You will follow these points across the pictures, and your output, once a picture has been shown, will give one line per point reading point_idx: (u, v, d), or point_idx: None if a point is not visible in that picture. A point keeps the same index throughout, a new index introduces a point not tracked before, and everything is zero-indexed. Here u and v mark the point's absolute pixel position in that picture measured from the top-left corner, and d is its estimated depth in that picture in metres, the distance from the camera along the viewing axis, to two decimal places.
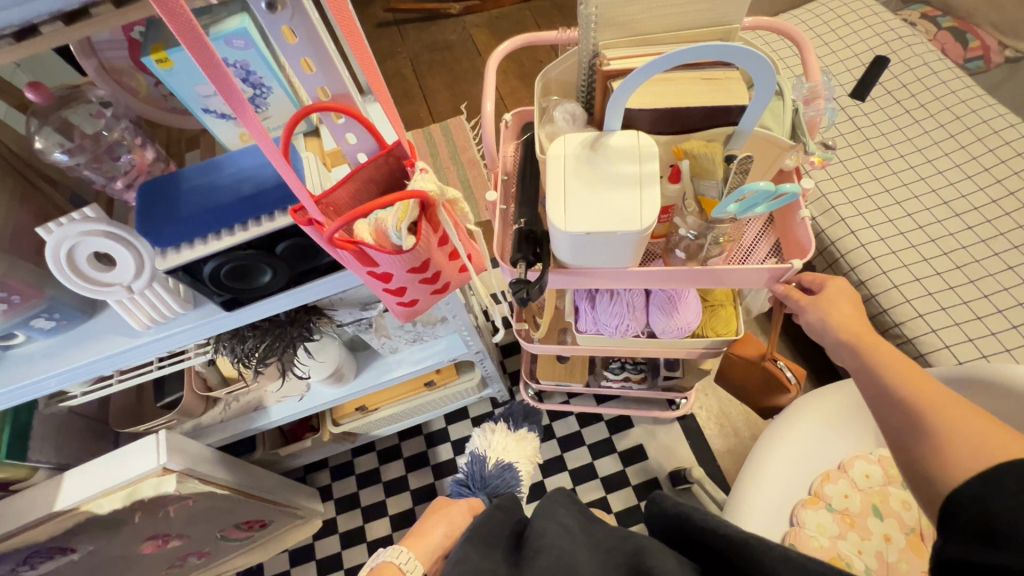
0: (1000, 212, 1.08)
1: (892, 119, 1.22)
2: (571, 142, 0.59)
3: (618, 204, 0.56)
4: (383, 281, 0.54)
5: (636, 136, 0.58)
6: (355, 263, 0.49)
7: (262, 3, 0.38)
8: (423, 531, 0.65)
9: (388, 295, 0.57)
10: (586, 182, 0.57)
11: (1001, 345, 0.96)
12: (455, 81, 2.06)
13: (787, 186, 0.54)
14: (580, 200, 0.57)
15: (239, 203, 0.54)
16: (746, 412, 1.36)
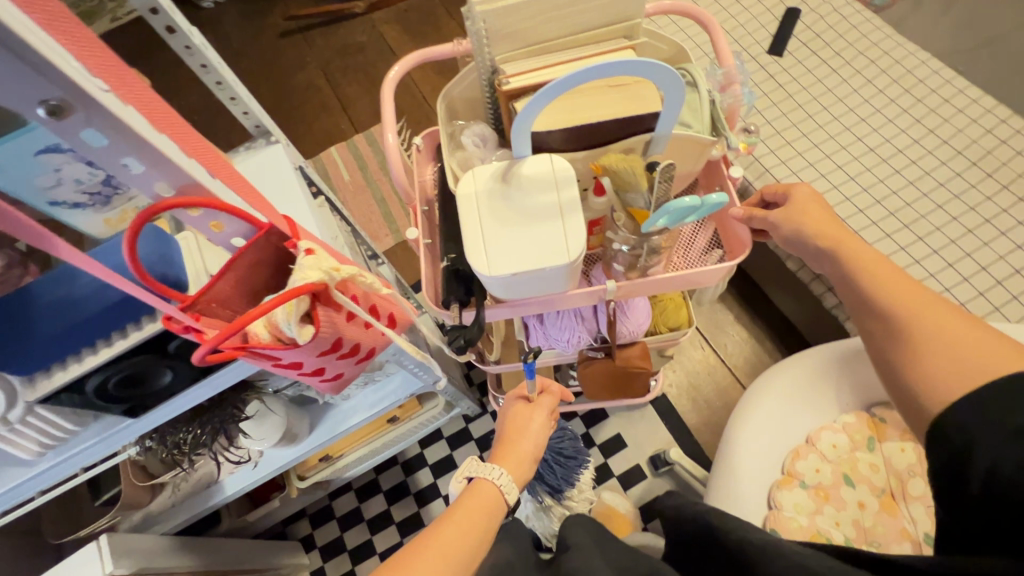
0: (923, 152, 1.10)
1: (812, 71, 1.21)
2: (481, 175, 0.54)
3: (541, 240, 0.51)
4: (295, 369, 0.48)
5: (549, 160, 0.53)
6: (252, 363, 0.43)
7: (40, 109, 0.29)
8: (512, 446, 0.66)
9: (308, 377, 0.52)
10: (502, 220, 0.52)
11: (941, 286, 0.99)
12: (373, 85, 1.94)
13: (712, 197, 0.50)
14: (499, 241, 0.52)
15: (108, 312, 0.47)
16: (715, 382, 1.36)
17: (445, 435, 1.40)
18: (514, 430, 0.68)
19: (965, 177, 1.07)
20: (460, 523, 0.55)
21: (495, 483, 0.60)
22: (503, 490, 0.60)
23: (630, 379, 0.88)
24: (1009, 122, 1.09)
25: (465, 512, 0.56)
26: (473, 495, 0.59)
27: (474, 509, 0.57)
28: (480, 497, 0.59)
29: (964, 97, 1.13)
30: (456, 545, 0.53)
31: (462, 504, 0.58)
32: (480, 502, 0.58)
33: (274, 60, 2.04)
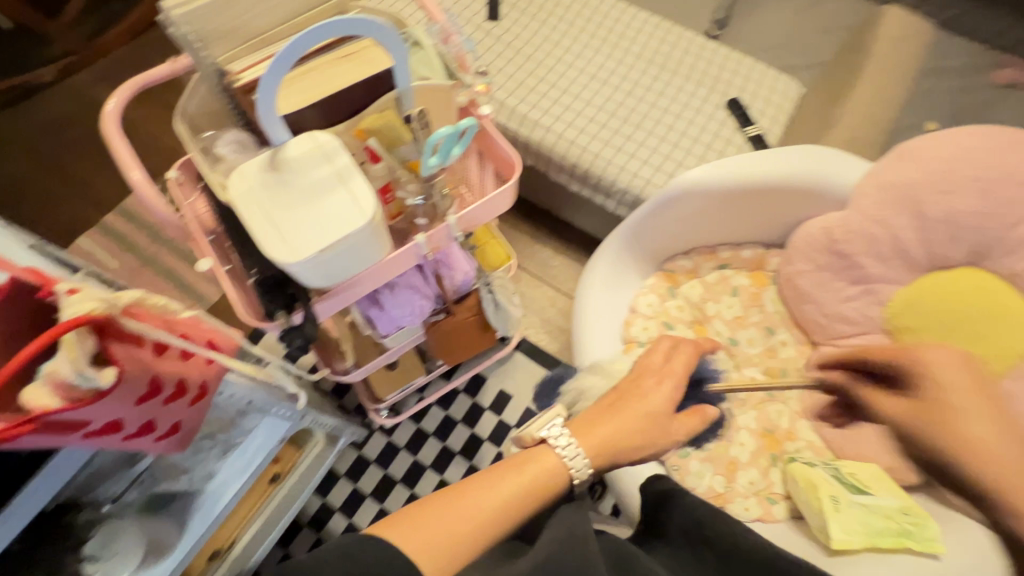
0: (628, 67, 1.35)
1: (527, 25, 1.38)
2: (249, 172, 0.54)
3: (334, 211, 0.53)
4: (115, 431, 0.43)
5: (312, 137, 0.55)
6: (50, 438, 0.37)
7: None
8: (604, 422, 0.62)
9: (137, 440, 0.46)
10: (289, 206, 0.53)
11: (676, 163, 1.25)
12: (104, 155, 1.68)
13: (463, 122, 0.58)
14: (295, 227, 0.52)
15: None
16: (560, 309, 1.50)
17: (342, 472, 1.34)
18: (632, 402, 0.64)
19: (661, 79, 1.34)
20: (504, 495, 0.53)
21: (563, 459, 0.57)
22: (572, 471, 0.57)
23: (479, 327, 0.95)
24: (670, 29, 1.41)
25: (523, 487, 0.55)
26: (542, 462, 0.56)
27: (534, 478, 0.56)
28: (553, 460, 0.57)
29: (636, 17, 1.42)
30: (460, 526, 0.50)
31: (530, 468, 0.56)
32: (535, 469, 0.56)
33: None
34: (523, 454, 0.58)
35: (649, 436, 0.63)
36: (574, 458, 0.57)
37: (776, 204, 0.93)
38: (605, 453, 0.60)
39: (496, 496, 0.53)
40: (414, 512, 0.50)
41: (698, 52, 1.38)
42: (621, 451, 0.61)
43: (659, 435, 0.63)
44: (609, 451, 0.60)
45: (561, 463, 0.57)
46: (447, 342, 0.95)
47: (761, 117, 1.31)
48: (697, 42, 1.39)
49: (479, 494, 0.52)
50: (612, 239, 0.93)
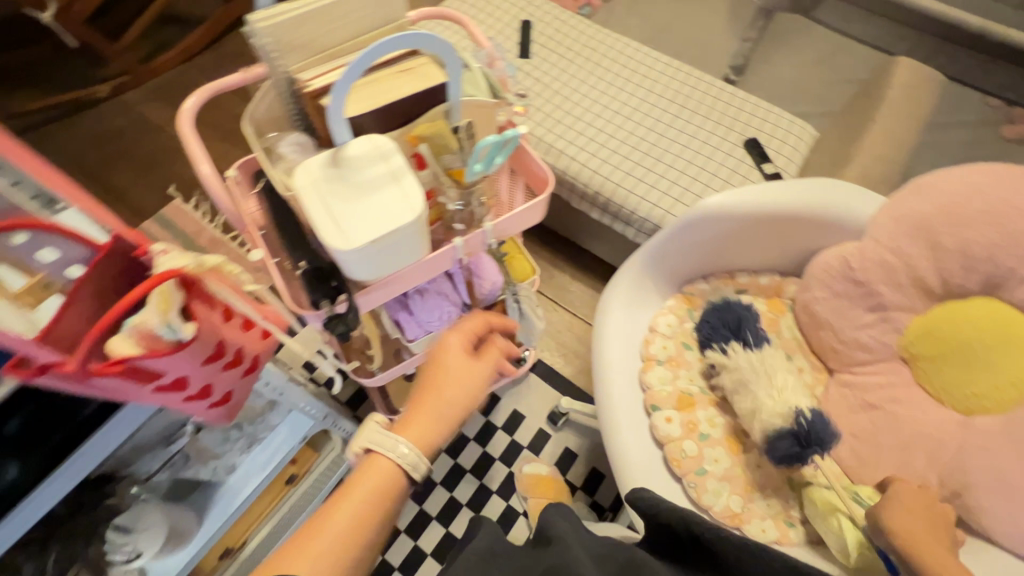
0: (651, 105, 1.43)
1: (556, 63, 1.49)
2: (313, 167, 0.59)
3: (387, 205, 0.58)
4: (180, 389, 0.46)
5: (370, 139, 0.60)
6: (129, 383, 0.41)
7: None
8: (414, 409, 0.65)
9: (192, 403, 0.50)
10: (346, 199, 0.57)
11: (694, 194, 1.30)
12: (147, 167, 1.79)
13: (508, 132, 0.63)
14: (350, 217, 0.57)
15: None
16: (574, 333, 1.53)
17: None
18: (436, 373, 0.67)
19: (681, 117, 1.41)
20: (341, 514, 0.58)
21: (393, 459, 0.61)
22: (404, 464, 0.61)
23: None
24: (690, 72, 1.49)
25: (354, 505, 0.59)
26: (372, 470, 0.61)
27: (365, 491, 0.60)
28: (378, 467, 0.61)
29: (658, 61, 1.51)
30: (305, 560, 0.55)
31: (361, 480, 0.60)
32: (370, 478, 0.60)
33: None
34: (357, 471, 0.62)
35: (464, 393, 0.67)
36: (402, 454, 0.61)
37: (791, 233, 0.97)
38: (433, 428, 0.64)
39: (345, 516, 0.58)
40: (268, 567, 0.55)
41: (716, 94, 1.46)
42: (444, 423, 0.65)
43: (472, 384, 0.67)
44: (437, 427, 0.65)
45: (391, 460, 0.61)
46: None
47: (777, 155, 1.36)
48: (715, 85, 1.48)
49: (336, 520, 0.58)
50: (632, 259, 0.97)
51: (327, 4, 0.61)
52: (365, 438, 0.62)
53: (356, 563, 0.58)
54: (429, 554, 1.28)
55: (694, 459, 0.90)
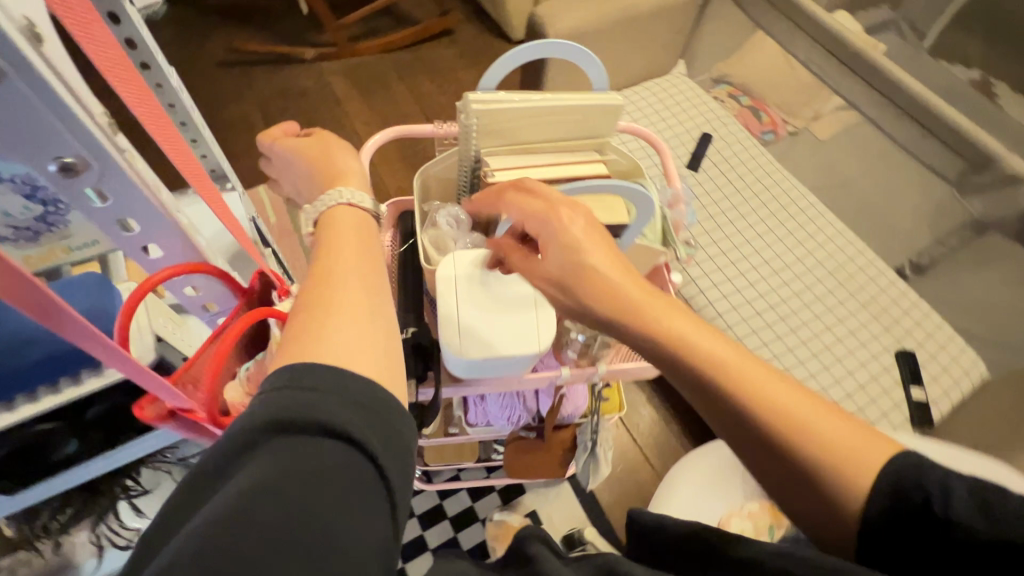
0: (805, 267, 1.38)
1: (721, 189, 1.51)
2: (460, 260, 0.56)
3: (516, 326, 0.55)
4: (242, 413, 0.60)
5: (529, 251, 0.58)
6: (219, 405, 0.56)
7: (58, 166, 0.40)
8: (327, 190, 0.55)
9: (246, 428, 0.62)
10: (479, 305, 0.55)
11: (815, 381, 1.23)
12: (314, 131, 1.95)
13: None
14: (475, 326, 0.54)
15: (41, 364, 0.48)
16: (625, 459, 1.41)
17: None
18: (319, 161, 0.57)
19: (827, 286, 1.35)
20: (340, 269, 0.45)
21: (349, 204, 0.51)
22: (369, 204, 0.52)
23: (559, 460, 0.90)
24: (857, 246, 1.42)
25: (349, 258, 0.46)
26: (339, 220, 0.50)
27: (350, 235, 0.49)
28: (339, 230, 0.49)
29: (826, 224, 1.46)
30: (338, 338, 0.41)
31: (336, 240, 0.48)
32: (342, 221, 0.50)
33: (209, 91, 2.01)
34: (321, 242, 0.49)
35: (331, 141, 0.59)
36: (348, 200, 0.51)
37: None
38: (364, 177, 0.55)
39: (348, 276, 0.45)
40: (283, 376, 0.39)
41: (882, 284, 1.37)
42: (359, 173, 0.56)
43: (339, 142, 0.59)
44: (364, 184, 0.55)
45: (356, 207, 0.51)
46: (527, 456, 0.88)
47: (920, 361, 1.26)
48: (880, 267, 1.38)
49: (333, 294, 0.44)
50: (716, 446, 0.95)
51: (547, 105, 0.59)
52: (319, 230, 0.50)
53: (387, 335, 0.45)
54: None
55: None
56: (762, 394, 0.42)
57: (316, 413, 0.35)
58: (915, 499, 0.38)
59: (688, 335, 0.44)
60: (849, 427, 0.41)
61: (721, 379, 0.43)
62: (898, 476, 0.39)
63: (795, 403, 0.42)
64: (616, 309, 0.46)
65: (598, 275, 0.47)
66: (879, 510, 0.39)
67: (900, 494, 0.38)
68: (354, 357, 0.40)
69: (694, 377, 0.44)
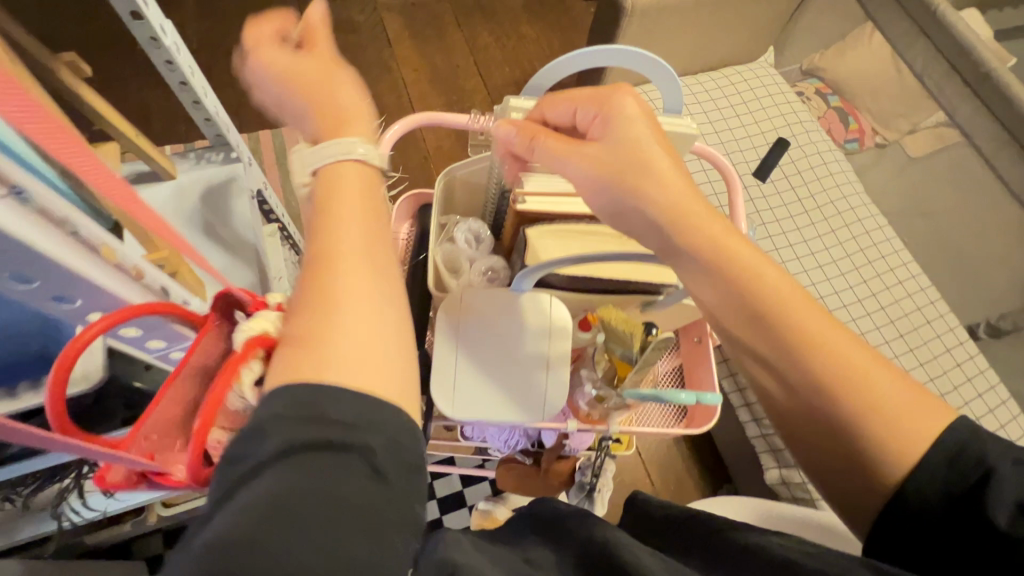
0: (862, 312, 1.26)
1: (786, 205, 1.37)
2: (484, 301, 0.64)
3: (517, 372, 0.62)
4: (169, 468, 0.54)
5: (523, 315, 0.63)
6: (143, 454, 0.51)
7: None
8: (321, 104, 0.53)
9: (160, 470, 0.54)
10: (494, 344, 0.63)
11: None
12: (358, 72, 1.85)
13: (705, 395, 0.54)
14: (486, 364, 0.62)
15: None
16: (625, 471, 1.36)
17: None
18: (315, 95, 0.51)
19: (882, 331, 1.25)
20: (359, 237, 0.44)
21: (354, 159, 0.48)
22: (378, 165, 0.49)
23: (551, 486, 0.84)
24: (926, 291, 1.29)
25: (348, 238, 0.44)
26: (352, 184, 0.47)
27: (366, 202, 0.47)
28: (326, 137, 0.51)
29: (899, 265, 1.32)
30: (366, 289, 0.42)
31: (332, 207, 0.45)
32: (350, 188, 0.47)
33: (254, 12, 1.91)
34: (334, 194, 0.46)
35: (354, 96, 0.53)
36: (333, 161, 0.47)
37: None
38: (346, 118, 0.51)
39: (349, 242, 0.43)
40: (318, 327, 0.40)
41: (949, 343, 1.24)
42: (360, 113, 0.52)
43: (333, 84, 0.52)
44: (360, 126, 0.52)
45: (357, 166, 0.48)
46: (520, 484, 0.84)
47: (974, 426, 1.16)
48: (948, 320, 1.27)
49: (333, 274, 0.42)
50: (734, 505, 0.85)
51: None
52: (278, 114, 0.55)
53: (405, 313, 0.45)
54: None
55: None
56: (830, 351, 0.48)
57: (333, 484, 0.34)
58: (970, 477, 0.44)
59: (751, 262, 0.50)
60: (914, 397, 0.47)
61: (799, 336, 0.49)
62: (958, 453, 0.45)
63: (866, 362, 0.48)
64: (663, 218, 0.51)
65: (671, 182, 0.50)
66: (936, 495, 0.44)
67: (958, 469, 0.44)
68: (385, 310, 0.42)
69: (760, 303, 0.50)
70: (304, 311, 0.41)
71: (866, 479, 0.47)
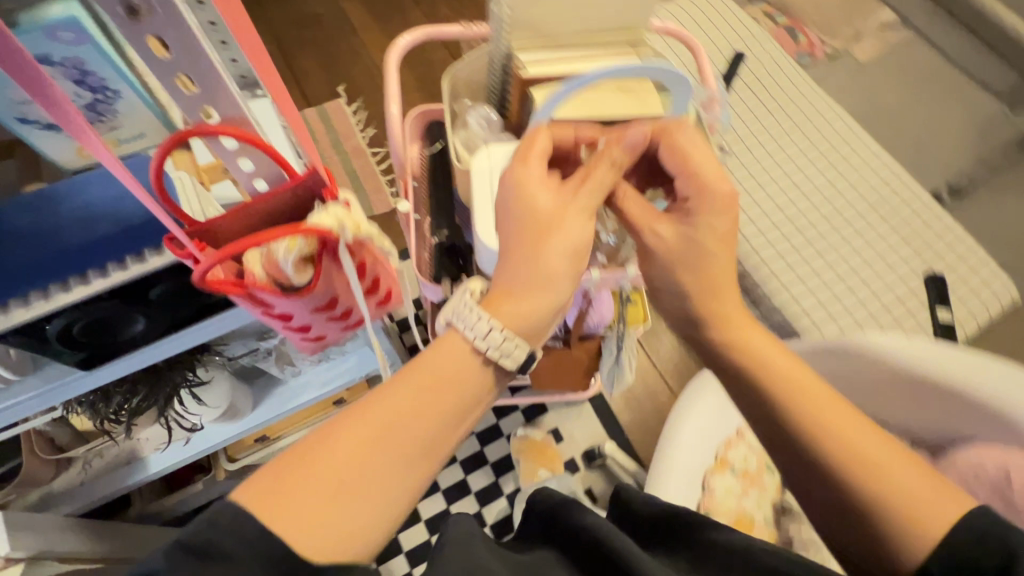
0: (837, 197, 1.34)
1: (753, 114, 1.45)
2: (497, 153, 0.57)
3: None
4: (284, 321, 0.56)
5: (569, 153, 0.57)
6: (248, 304, 0.51)
7: (123, 10, 0.39)
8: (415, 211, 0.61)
9: (293, 333, 0.61)
10: None
11: (845, 306, 1.21)
12: (330, 63, 1.91)
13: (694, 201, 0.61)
14: None
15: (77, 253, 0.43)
16: (645, 382, 1.45)
17: None
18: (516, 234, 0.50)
19: (858, 210, 1.32)
20: (428, 421, 0.44)
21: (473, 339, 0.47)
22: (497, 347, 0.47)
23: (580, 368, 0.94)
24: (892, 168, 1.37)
25: (416, 423, 0.44)
26: (448, 359, 0.47)
27: (451, 397, 0.46)
28: (520, 275, 0.50)
29: (878, 164, 1.38)
30: (391, 474, 0.43)
31: (430, 381, 0.46)
32: (450, 368, 0.47)
33: None
34: (440, 368, 0.47)
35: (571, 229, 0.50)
36: (486, 336, 0.47)
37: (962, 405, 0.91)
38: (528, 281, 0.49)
39: (422, 430, 0.44)
40: (348, 466, 0.41)
41: (920, 211, 1.32)
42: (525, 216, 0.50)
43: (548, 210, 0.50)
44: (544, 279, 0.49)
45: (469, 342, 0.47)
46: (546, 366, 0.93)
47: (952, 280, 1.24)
48: (915, 190, 1.35)
49: (372, 450, 0.42)
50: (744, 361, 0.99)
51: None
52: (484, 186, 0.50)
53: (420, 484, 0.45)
54: (423, 520, 1.30)
55: None
56: (836, 427, 0.49)
57: None
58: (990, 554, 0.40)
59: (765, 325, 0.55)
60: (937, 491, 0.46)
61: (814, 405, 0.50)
62: (980, 529, 0.42)
63: (882, 455, 0.48)
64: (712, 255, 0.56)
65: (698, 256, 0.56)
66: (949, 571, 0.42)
67: None
68: (394, 496, 0.43)
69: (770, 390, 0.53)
70: (344, 438, 0.42)
71: (885, 571, 0.47)
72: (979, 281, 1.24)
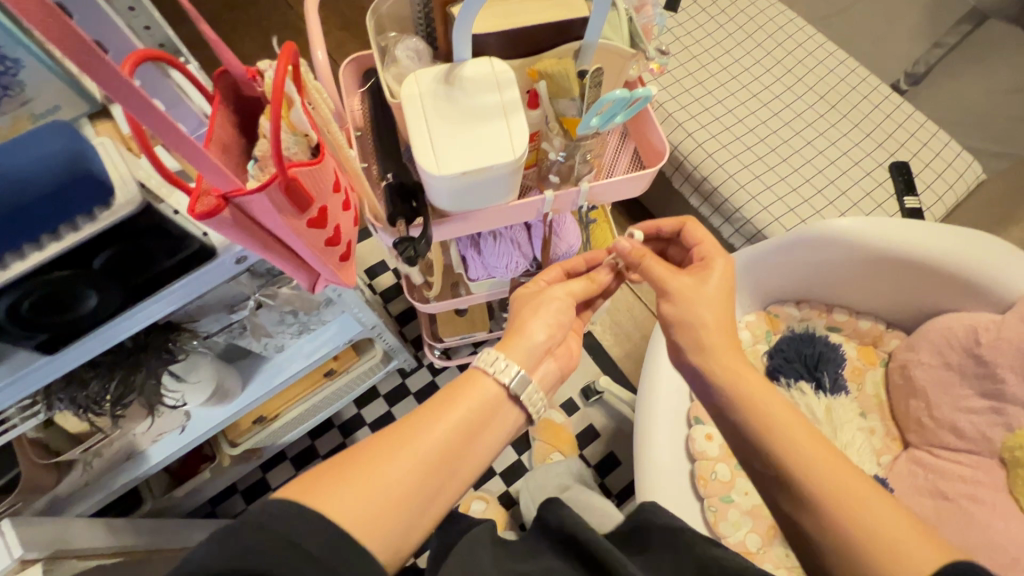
0: (794, 97, 1.28)
1: (698, 22, 1.35)
2: (423, 78, 0.56)
3: (486, 136, 0.54)
4: (321, 227, 0.56)
5: (489, 62, 0.57)
6: (291, 207, 0.50)
7: None
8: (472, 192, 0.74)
9: (329, 252, 0.59)
10: (448, 120, 0.55)
11: (814, 209, 1.18)
12: (270, 41, 1.81)
13: (640, 90, 0.56)
14: (446, 139, 0.54)
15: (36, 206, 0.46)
16: (632, 315, 1.46)
17: (382, 394, 1.35)
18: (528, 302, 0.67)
19: (815, 108, 1.28)
20: (453, 423, 0.52)
21: (500, 378, 0.56)
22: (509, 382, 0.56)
23: None
24: (845, 62, 1.32)
25: (450, 433, 0.51)
26: (477, 389, 0.55)
27: (473, 410, 0.54)
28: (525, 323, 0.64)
29: (830, 58, 1.33)
30: (411, 475, 0.48)
31: (463, 398, 0.54)
32: (479, 393, 0.55)
33: None
34: (479, 393, 0.55)
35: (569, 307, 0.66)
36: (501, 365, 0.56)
37: (929, 283, 0.97)
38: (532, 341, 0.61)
39: (452, 430, 0.51)
40: (365, 458, 0.48)
41: (878, 101, 1.28)
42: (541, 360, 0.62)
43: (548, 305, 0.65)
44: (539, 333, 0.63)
45: (494, 378, 0.56)
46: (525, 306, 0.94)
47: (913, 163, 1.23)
48: (870, 80, 1.30)
49: (405, 446, 0.49)
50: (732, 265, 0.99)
51: None
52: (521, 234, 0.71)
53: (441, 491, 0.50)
54: None
55: (723, 485, 0.95)
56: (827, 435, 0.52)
57: None
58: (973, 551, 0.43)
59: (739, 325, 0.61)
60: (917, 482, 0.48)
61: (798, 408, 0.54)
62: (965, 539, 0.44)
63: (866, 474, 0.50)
64: (684, 310, 0.63)
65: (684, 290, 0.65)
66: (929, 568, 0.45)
67: None
68: (414, 497, 0.47)
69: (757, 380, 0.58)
70: (381, 438, 0.50)
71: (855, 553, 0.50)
72: (938, 160, 1.23)
